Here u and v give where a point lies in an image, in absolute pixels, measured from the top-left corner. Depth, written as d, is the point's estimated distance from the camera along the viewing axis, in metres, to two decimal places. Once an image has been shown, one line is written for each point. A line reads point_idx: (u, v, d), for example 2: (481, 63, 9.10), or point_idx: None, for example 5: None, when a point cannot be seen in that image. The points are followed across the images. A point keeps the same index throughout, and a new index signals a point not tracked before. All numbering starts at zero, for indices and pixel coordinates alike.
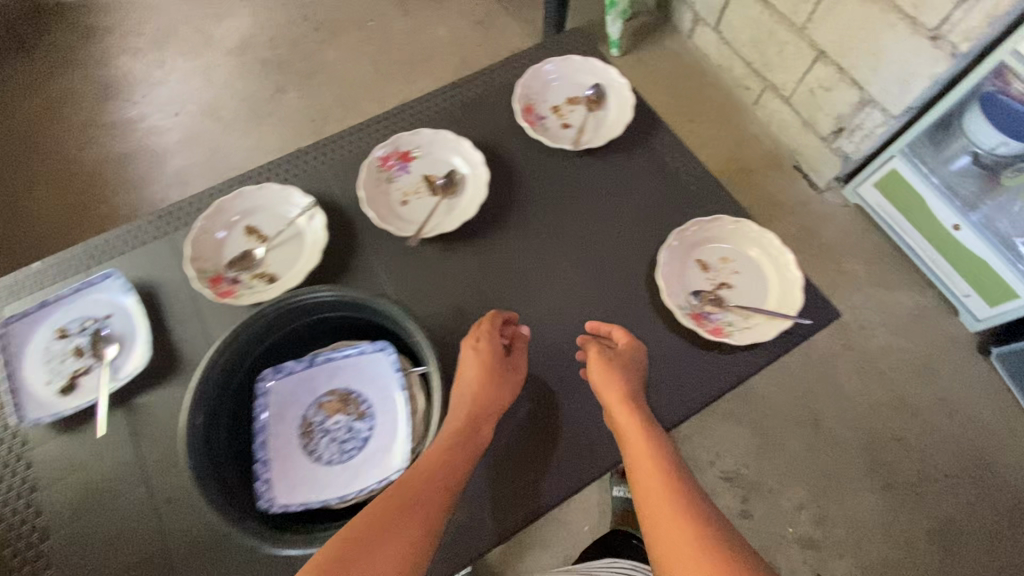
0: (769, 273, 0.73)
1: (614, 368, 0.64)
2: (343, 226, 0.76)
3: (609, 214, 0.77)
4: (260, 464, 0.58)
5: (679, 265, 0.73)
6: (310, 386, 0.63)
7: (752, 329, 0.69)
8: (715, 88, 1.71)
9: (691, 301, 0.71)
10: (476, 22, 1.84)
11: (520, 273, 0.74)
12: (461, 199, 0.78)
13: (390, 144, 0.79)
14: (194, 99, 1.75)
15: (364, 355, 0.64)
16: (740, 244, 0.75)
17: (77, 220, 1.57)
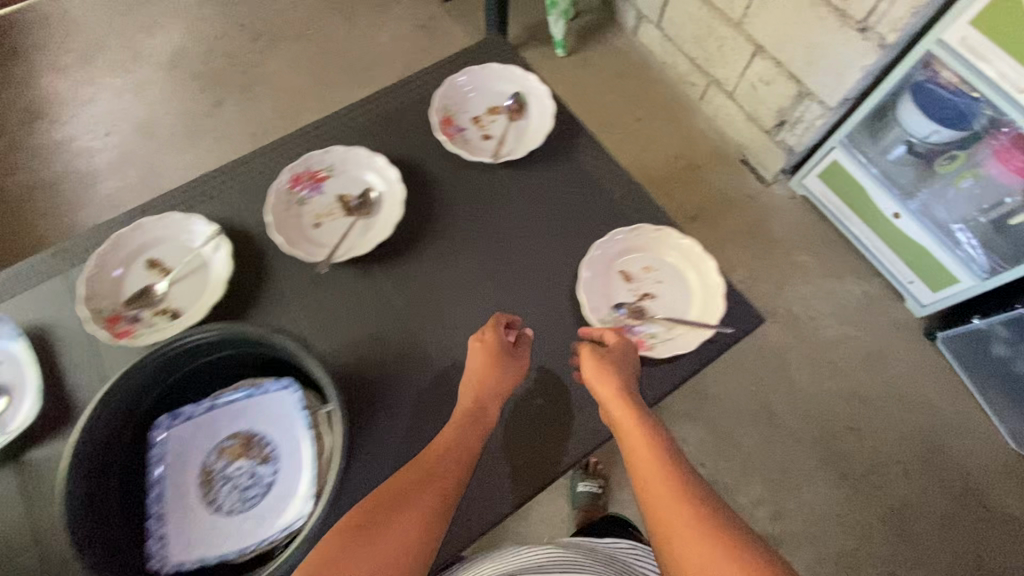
0: (691, 280, 0.74)
1: (611, 361, 0.64)
2: (249, 254, 0.72)
3: (531, 228, 0.75)
4: (153, 520, 0.56)
5: (602, 278, 0.73)
6: (210, 431, 0.60)
7: (675, 340, 0.70)
8: (661, 85, 1.70)
9: (614, 315, 0.71)
10: (419, 26, 1.80)
11: (438, 294, 0.71)
12: (378, 218, 0.74)
13: (299, 164, 0.76)
14: (125, 117, 1.67)
15: (267, 395, 0.61)
16: (663, 252, 0.75)
17: (4, 251, 1.49)
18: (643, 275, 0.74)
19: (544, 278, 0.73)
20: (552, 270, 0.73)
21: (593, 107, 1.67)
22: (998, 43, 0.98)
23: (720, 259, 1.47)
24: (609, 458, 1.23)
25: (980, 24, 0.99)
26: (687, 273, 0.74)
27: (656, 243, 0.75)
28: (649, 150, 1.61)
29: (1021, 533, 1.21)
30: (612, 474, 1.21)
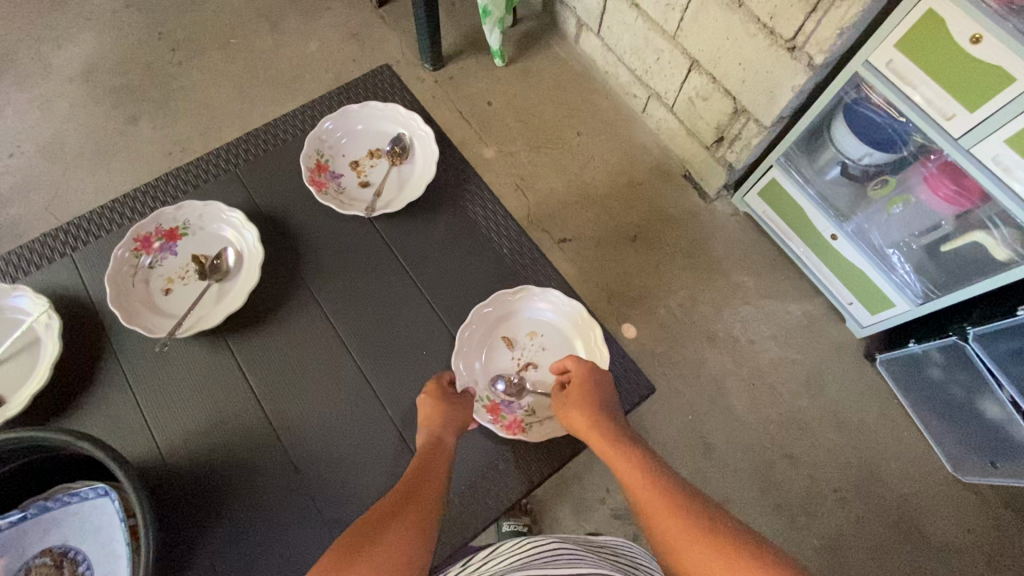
0: (572, 346, 0.81)
1: (576, 395, 0.73)
2: (93, 328, 0.75)
3: (399, 282, 0.80)
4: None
5: (488, 347, 0.79)
6: (19, 547, 0.59)
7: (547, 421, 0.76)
8: (603, 96, 1.64)
9: (494, 390, 0.78)
10: (351, 35, 1.70)
11: (297, 369, 0.74)
12: (234, 284, 0.77)
13: (151, 223, 0.77)
14: (31, 136, 1.55)
15: (86, 504, 0.61)
16: (547, 319, 0.81)
17: None
18: (527, 342, 0.81)
19: None
20: None
21: (532, 121, 1.60)
22: (921, 67, 0.91)
23: (659, 281, 1.42)
24: (539, 498, 1.18)
25: (904, 48, 0.92)
26: (572, 341, 0.81)
27: (540, 310, 0.82)
28: (590, 166, 1.55)
29: (957, 561, 1.19)
30: (541, 515, 1.16)
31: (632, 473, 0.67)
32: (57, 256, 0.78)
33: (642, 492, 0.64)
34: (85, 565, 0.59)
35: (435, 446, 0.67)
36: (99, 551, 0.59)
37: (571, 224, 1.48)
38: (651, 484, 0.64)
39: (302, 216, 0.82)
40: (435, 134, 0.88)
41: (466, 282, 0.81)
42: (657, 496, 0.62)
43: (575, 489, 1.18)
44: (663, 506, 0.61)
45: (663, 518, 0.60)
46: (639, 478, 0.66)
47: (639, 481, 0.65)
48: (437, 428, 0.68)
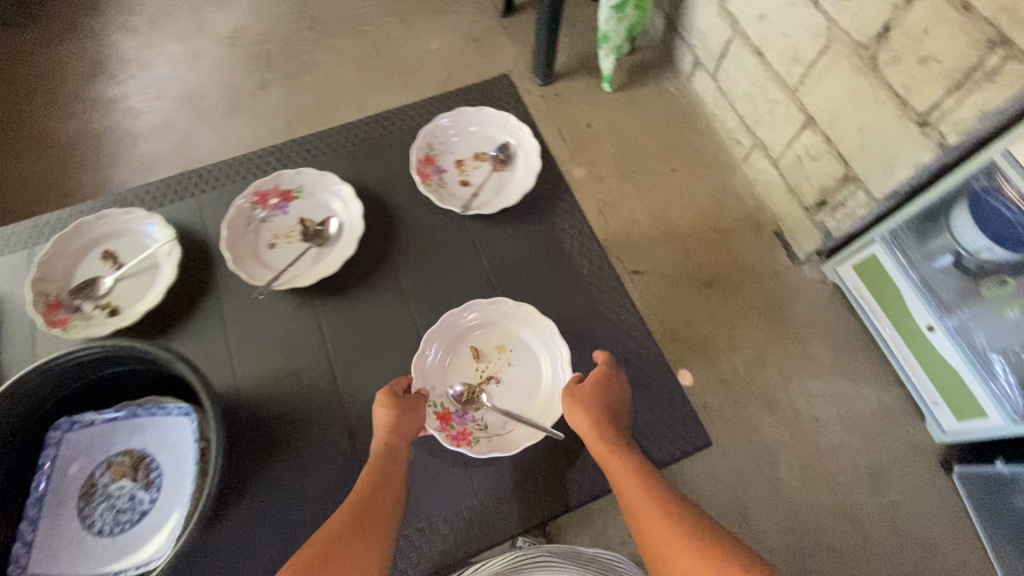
0: (536, 364, 0.91)
1: (585, 397, 0.85)
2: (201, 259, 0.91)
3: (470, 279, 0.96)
4: (29, 521, 0.78)
5: (457, 354, 0.91)
6: (105, 444, 0.82)
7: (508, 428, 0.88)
8: (705, 137, 1.61)
9: (456, 392, 0.89)
10: (471, 39, 1.78)
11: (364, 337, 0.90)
12: (332, 248, 0.89)
13: (271, 184, 0.90)
14: (178, 84, 1.73)
15: (165, 419, 0.82)
16: (519, 338, 0.92)
17: (42, 194, 1.57)
18: (495, 356, 0.91)
19: None
20: None
21: (627, 149, 1.60)
22: None
23: (727, 334, 1.37)
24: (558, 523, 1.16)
25: None
26: (538, 358, 0.91)
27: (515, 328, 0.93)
28: (677, 204, 1.52)
29: None
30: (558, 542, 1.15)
31: (623, 474, 0.78)
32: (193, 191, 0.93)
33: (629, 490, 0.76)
34: (156, 473, 0.80)
35: (398, 442, 0.80)
36: (167, 466, 0.80)
37: (646, 258, 1.46)
38: (636, 483, 0.76)
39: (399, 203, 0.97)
40: (537, 147, 1.00)
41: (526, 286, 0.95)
42: (640, 494, 0.75)
43: (598, 523, 1.15)
44: (645, 503, 0.73)
45: (645, 515, 0.72)
46: (629, 479, 0.77)
47: (628, 481, 0.77)
48: (394, 433, 0.80)
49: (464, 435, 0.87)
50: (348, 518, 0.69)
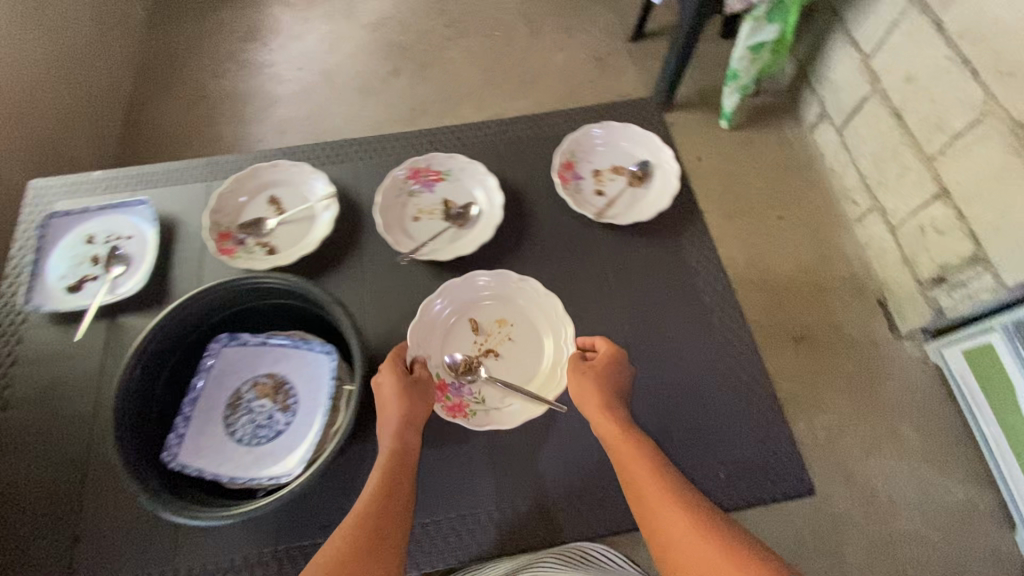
0: (541, 343, 0.80)
1: (589, 373, 0.73)
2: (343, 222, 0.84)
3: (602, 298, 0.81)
4: (182, 418, 0.70)
5: (452, 324, 0.80)
6: (254, 363, 0.74)
7: (506, 407, 0.77)
8: (819, 192, 1.57)
9: (449, 366, 0.79)
10: (596, 60, 1.82)
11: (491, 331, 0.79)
12: (466, 236, 0.83)
13: (423, 162, 0.86)
14: (319, 59, 1.87)
15: (311, 352, 0.74)
16: (522, 313, 0.82)
17: (189, 138, 1.73)
18: (494, 330, 0.81)
19: None
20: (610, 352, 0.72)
21: (735, 190, 1.59)
22: None
23: (810, 395, 1.32)
24: None
25: None
26: (541, 334, 0.81)
27: (519, 303, 0.82)
28: (778, 253, 1.49)
29: None
30: None
31: (641, 477, 0.65)
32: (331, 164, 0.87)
33: (651, 498, 0.63)
34: (296, 399, 0.72)
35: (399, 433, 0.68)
36: (308, 395, 0.72)
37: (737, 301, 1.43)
38: (659, 489, 0.63)
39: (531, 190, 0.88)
40: (678, 172, 0.92)
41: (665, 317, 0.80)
42: (666, 504, 0.61)
43: None
44: (669, 513, 0.60)
45: (672, 531, 0.59)
46: (646, 476, 0.64)
47: (649, 486, 0.64)
48: (401, 426, 0.69)
49: (460, 408, 0.76)
50: (370, 531, 0.60)
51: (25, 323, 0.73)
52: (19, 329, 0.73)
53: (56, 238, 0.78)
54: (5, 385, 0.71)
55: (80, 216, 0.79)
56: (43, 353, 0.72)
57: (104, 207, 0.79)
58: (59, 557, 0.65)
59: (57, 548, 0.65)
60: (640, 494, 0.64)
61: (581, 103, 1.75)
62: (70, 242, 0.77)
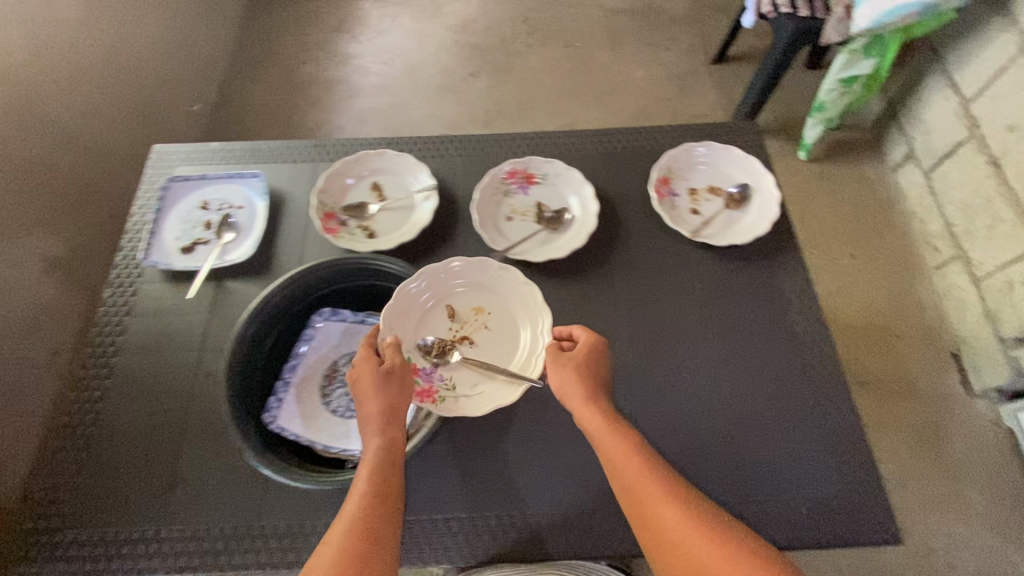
0: (521, 333, 0.72)
1: (571, 368, 0.65)
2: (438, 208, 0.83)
3: (699, 320, 0.74)
4: (282, 384, 0.71)
5: (423, 308, 0.72)
6: (351, 339, 0.76)
7: (478, 398, 0.69)
8: (898, 234, 1.52)
9: (419, 353, 0.70)
10: (675, 80, 1.82)
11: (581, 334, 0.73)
12: (556, 241, 0.79)
13: (520, 163, 0.83)
14: (403, 55, 1.92)
15: None
16: (502, 300, 0.74)
17: (272, 115, 1.77)
18: (471, 316, 0.73)
19: (685, 376, 0.71)
20: (699, 371, 0.71)
21: (809, 223, 1.55)
22: None
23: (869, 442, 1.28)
24: None
25: None
26: (519, 323, 0.73)
27: (498, 289, 0.74)
28: (848, 293, 1.45)
29: None
30: None
31: (636, 476, 0.57)
32: (429, 154, 0.87)
33: (650, 497, 0.56)
34: None
35: (386, 428, 0.62)
36: None
37: None
38: (657, 487, 0.56)
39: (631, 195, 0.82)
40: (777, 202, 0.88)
41: (766, 348, 0.72)
42: (668, 509, 0.55)
43: None
44: (672, 515, 0.54)
45: (680, 537, 0.53)
46: (643, 478, 0.57)
47: (645, 484, 0.57)
48: (386, 421, 0.62)
49: (428, 394, 0.68)
50: (363, 531, 0.53)
51: (140, 278, 0.77)
52: (134, 283, 0.77)
53: (173, 202, 0.82)
54: (117, 334, 0.74)
55: (196, 183, 0.84)
56: (157, 306, 0.76)
57: (219, 177, 0.84)
58: (156, 501, 0.66)
59: (154, 493, 0.67)
60: (635, 499, 0.56)
61: (657, 122, 1.75)
62: (186, 207, 0.82)
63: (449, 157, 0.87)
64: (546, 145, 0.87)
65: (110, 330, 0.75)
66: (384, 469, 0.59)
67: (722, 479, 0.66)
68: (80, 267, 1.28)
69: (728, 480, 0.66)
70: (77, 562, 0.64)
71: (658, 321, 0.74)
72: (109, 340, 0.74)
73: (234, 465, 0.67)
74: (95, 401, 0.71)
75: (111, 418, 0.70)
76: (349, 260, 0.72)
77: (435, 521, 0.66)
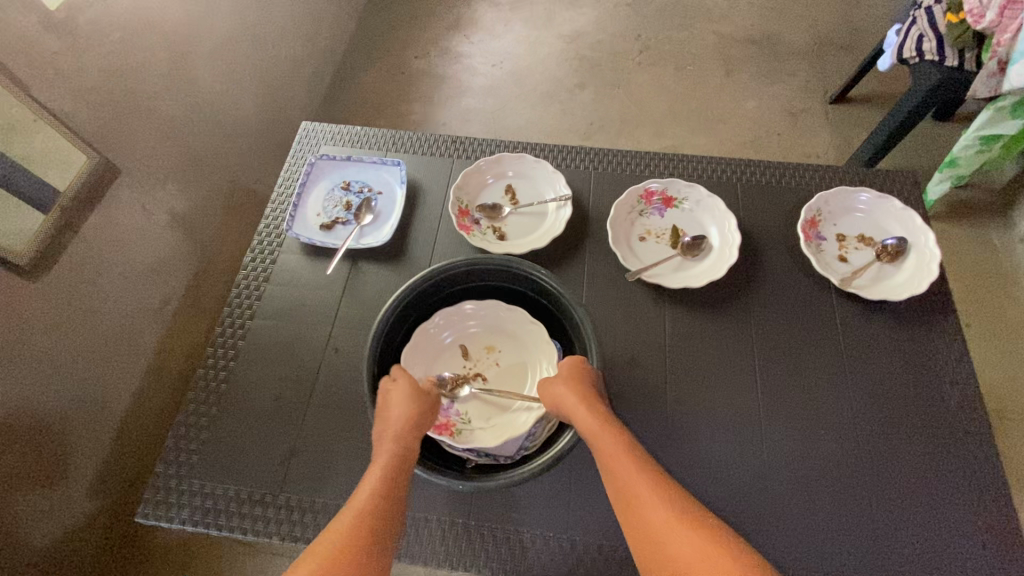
0: (532, 374, 0.68)
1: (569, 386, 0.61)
2: (571, 217, 0.82)
3: (836, 372, 0.70)
4: None
5: (434, 346, 0.69)
6: None
7: (490, 433, 0.64)
8: (1019, 308, 1.40)
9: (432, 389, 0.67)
10: (787, 117, 1.77)
11: (710, 368, 0.70)
12: (692, 268, 0.76)
13: (663, 184, 0.81)
14: (513, 59, 1.94)
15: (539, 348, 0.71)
16: (515, 342, 0.70)
17: (382, 105, 1.84)
18: (483, 354, 0.70)
19: (818, 429, 0.67)
20: (835, 427, 0.67)
21: None
22: None
23: None
24: None
25: None
26: (530, 363, 0.69)
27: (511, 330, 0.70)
28: None
29: None
30: None
31: (637, 481, 0.56)
32: (565, 163, 0.87)
33: (643, 499, 0.55)
34: None
35: (401, 441, 0.59)
36: None
37: None
38: (650, 490, 0.55)
39: (772, 233, 0.79)
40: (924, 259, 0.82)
41: (910, 414, 0.68)
42: (665, 516, 0.53)
43: None
44: (670, 522, 0.53)
45: (671, 542, 0.52)
46: (642, 486, 0.56)
47: (638, 486, 0.56)
48: (404, 435, 0.59)
49: (445, 426, 0.64)
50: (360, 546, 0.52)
51: (281, 247, 0.81)
52: (275, 251, 0.80)
53: (316, 178, 0.85)
54: (256, 297, 0.77)
55: (340, 163, 0.87)
56: (295, 277, 0.78)
57: (362, 161, 0.87)
58: (274, 468, 0.67)
59: (273, 459, 0.68)
60: (636, 507, 0.55)
61: (764, 156, 1.70)
62: (328, 185, 0.85)
63: (585, 169, 0.86)
64: (685, 170, 0.86)
65: (249, 292, 0.78)
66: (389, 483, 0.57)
67: (851, 547, 0.62)
68: (200, 224, 1.35)
69: (857, 549, 0.62)
70: (194, 513, 0.65)
71: (793, 367, 0.71)
72: (247, 301, 0.77)
73: (355, 442, 0.68)
74: (229, 359, 0.73)
75: (240, 378, 0.72)
76: (495, 260, 0.68)
77: (546, 537, 0.63)
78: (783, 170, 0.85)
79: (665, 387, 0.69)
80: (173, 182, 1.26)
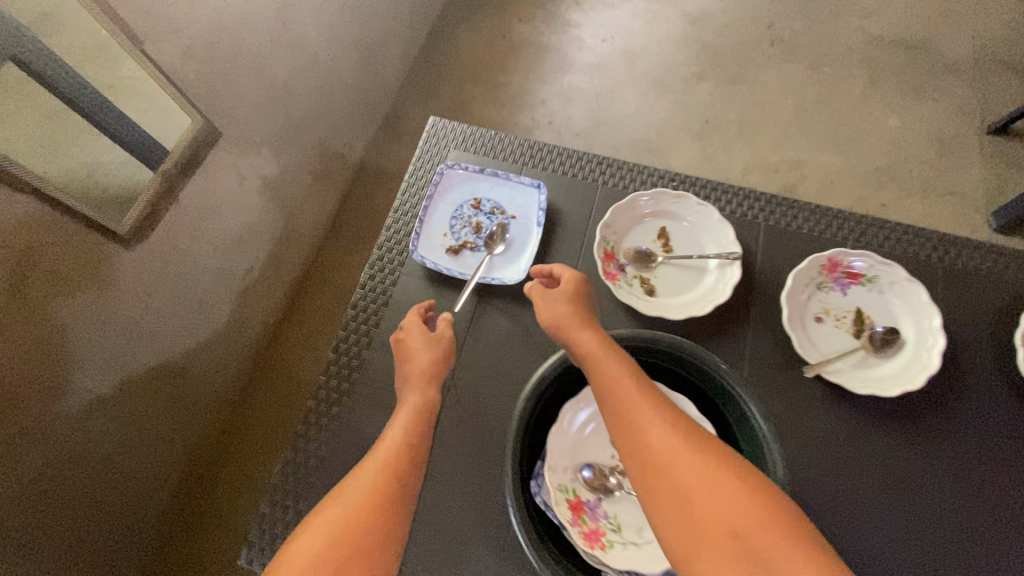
0: None
1: (567, 302, 0.62)
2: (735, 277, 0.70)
3: None
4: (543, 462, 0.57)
5: (583, 429, 0.59)
6: None
7: (643, 549, 0.54)
8: None
9: (579, 482, 0.57)
10: (933, 144, 1.55)
11: (893, 494, 0.60)
12: (877, 366, 0.64)
13: (851, 255, 0.68)
14: (626, 35, 1.75)
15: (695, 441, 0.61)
16: None
17: (479, 72, 1.69)
18: None
19: None
20: None
21: None
22: None
23: None
24: None
25: None
26: None
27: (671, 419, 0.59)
28: None
29: None
30: None
31: (636, 398, 0.53)
32: (730, 209, 0.75)
33: (644, 418, 0.52)
34: None
35: (426, 386, 0.61)
36: None
37: None
38: (649, 409, 0.53)
39: (977, 335, 0.67)
40: None
41: None
42: (665, 435, 0.50)
43: None
44: (672, 442, 0.50)
45: (677, 468, 0.49)
46: (640, 403, 0.53)
47: (640, 407, 0.52)
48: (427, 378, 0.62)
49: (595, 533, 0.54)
50: (389, 482, 0.53)
51: (402, 267, 0.72)
52: (396, 270, 0.72)
53: (445, 190, 0.76)
54: (372, 323, 0.70)
55: (471, 175, 0.76)
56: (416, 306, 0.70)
57: (498, 176, 0.76)
58: None
59: None
60: (636, 426, 0.52)
61: (900, 187, 1.51)
62: (458, 200, 0.76)
63: (755, 219, 0.73)
64: (873, 240, 0.73)
65: (366, 317, 0.70)
66: (417, 427, 0.58)
67: None
68: (288, 191, 1.27)
69: None
70: None
71: (991, 507, 0.60)
72: (363, 327, 0.70)
73: (473, 516, 0.59)
74: (342, 391, 0.67)
75: (353, 417, 0.66)
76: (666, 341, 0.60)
77: None
78: (991, 258, 0.72)
79: (838, 510, 0.59)
80: (268, 147, 1.18)
